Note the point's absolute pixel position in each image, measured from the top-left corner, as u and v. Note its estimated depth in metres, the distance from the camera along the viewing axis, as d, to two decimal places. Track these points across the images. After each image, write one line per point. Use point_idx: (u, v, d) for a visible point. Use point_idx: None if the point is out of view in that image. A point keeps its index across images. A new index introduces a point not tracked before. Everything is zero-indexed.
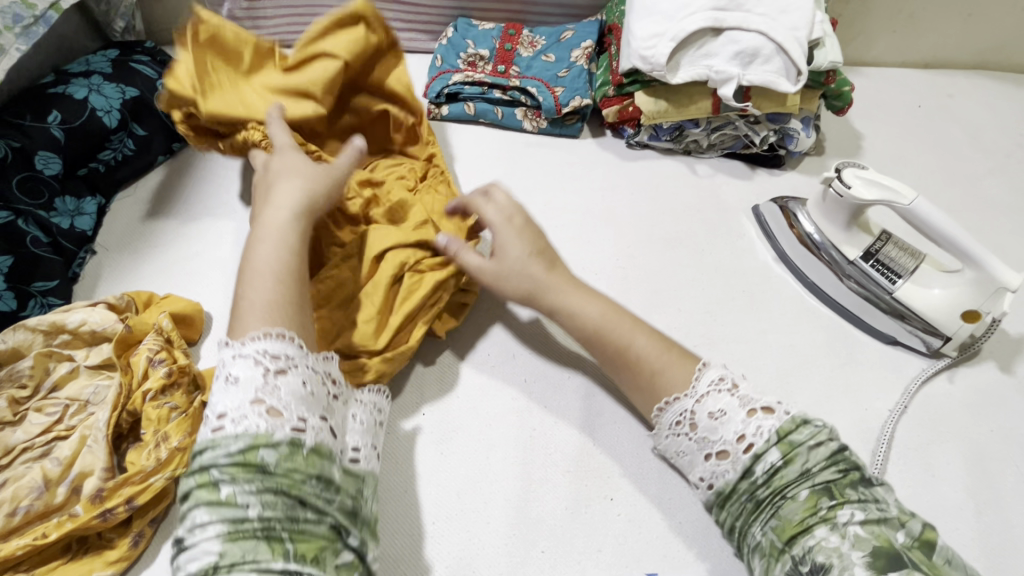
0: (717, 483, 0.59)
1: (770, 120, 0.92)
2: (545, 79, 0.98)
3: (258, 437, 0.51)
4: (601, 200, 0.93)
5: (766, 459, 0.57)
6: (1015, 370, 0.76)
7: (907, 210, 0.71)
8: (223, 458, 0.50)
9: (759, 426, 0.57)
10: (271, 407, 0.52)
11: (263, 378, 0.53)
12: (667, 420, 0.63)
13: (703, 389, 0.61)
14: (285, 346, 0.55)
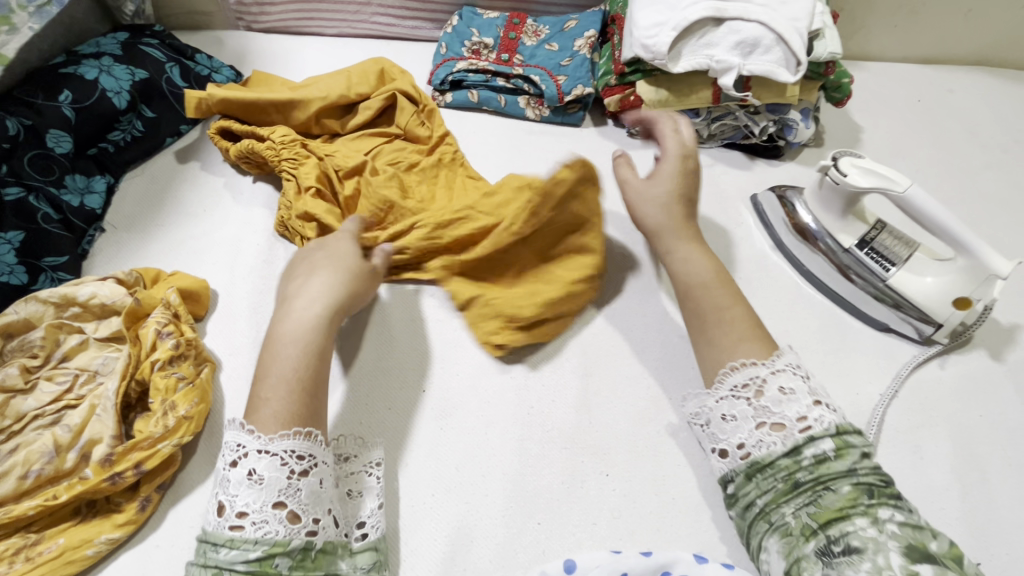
0: (756, 453, 0.59)
1: (769, 111, 0.93)
2: (549, 68, 0.99)
3: (275, 545, 0.53)
4: (602, 188, 0.95)
5: (818, 445, 0.57)
6: (1005, 358, 0.78)
7: (902, 197, 0.72)
8: (240, 564, 0.52)
9: (822, 415, 0.58)
10: (291, 512, 0.54)
11: (286, 481, 0.55)
12: (732, 383, 0.63)
13: (780, 366, 0.62)
14: (308, 446, 0.57)
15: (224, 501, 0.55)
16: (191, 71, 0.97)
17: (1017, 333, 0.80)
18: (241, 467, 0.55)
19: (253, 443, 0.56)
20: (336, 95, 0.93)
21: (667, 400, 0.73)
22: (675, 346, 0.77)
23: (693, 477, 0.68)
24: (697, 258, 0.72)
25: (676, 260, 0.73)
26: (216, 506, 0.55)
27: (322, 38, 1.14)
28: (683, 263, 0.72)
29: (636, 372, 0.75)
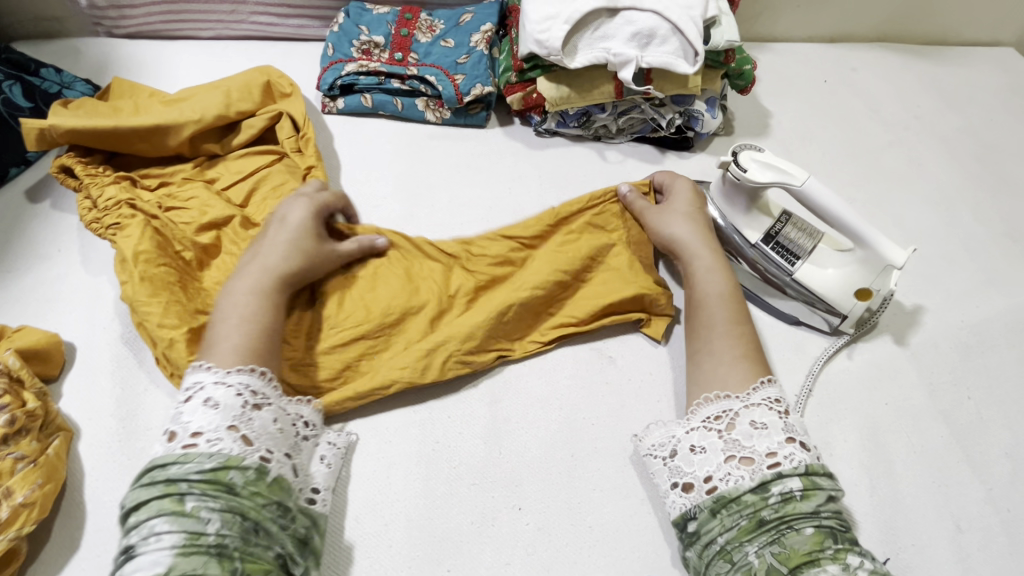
0: (723, 487, 0.57)
1: (675, 103, 0.91)
2: (445, 66, 0.92)
3: (231, 459, 0.54)
4: (510, 192, 0.90)
5: (787, 484, 0.56)
6: (909, 342, 0.79)
7: (800, 190, 0.71)
8: (195, 474, 0.53)
9: (794, 454, 0.58)
10: (246, 435, 0.56)
11: (240, 409, 0.57)
12: (704, 414, 0.63)
13: (756, 399, 0.62)
14: (262, 383, 0.60)
15: (178, 430, 0.56)
16: (36, 89, 0.86)
17: (918, 315, 0.81)
18: (195, 399, 0.57)
19: (210, 378, 0.58)
20: (212, 117, 0.83)
21: (579, 418, 0.69)
22: (587, 359, 0.74)
23: (609, 499, 0.64)
24: (707, 255, 0.74)
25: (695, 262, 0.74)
26: (168, 435, 0.56)
27: (197, 42, 1.03)
28: (698, 266, 0.74)
29: (547, 393, 0.71)
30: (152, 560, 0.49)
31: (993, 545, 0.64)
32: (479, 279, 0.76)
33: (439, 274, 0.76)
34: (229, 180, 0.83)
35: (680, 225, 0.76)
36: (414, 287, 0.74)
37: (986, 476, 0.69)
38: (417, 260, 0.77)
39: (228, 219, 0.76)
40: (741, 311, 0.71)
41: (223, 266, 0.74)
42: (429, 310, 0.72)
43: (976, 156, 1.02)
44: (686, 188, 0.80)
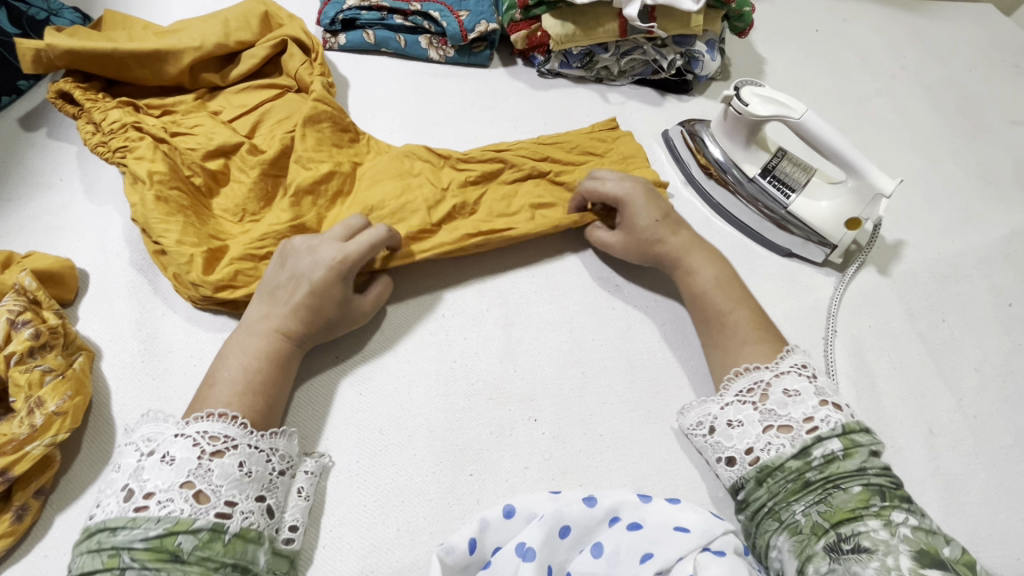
0: (766, 457, 0.57)
1: (676, 44, 0.92)
2: (448, 2, 0.92)
3: (179, 523, 0.48)
4: (514, 131, 0.91)
5: (827, 445, 0.55)
6: (891, 272, 0.84)
7: (798, 123, 0.74)
8: (138, 542, 0.47)
9: (829, 414, 0.57)
10: (199, 491, 0.50)
11: (197, 461, 0.51)
12: (737, 388, 0.62)
13: (785, 367, 0.61)
14: (226, 427, 0.54)
15: (134, 487, 0.50)
16: (22, 13, 0.82)
17: (899, 248, 0.87)
18: (155, 453, 0.52)
19: (172, 429, 0.53)
20: (212, 44, 0.82)
21: (589, 340, 0.73)
22: (595, 287, 0.77)
23: (618, 412, 0.69)
24: (705, 265, 0.71)
25: (680, 266, 0.72)
26: (123, 494, 0.50)
27: None
28: (685, 271, 0.72)
29: (557, 317, 0.74)
30: None
31: (961, 446, 0.71)
32: (470, 174, 0.80)
33: (430, 172, 0.79)
34: (233, 113, 0.82)
35: (673, 244, 0.73)
36: (405, 183, 0.77)
37: (957, 388, 0.75)
38: (405, 160, 0.80)
39: (235, 148, 0.76)
40: (738, 290, 0.70)
41: (231, 195, 0.74)
42: (428, 203, 0.76)
43: (956, 105, 1.07)
44: (640, 199, 0.74)
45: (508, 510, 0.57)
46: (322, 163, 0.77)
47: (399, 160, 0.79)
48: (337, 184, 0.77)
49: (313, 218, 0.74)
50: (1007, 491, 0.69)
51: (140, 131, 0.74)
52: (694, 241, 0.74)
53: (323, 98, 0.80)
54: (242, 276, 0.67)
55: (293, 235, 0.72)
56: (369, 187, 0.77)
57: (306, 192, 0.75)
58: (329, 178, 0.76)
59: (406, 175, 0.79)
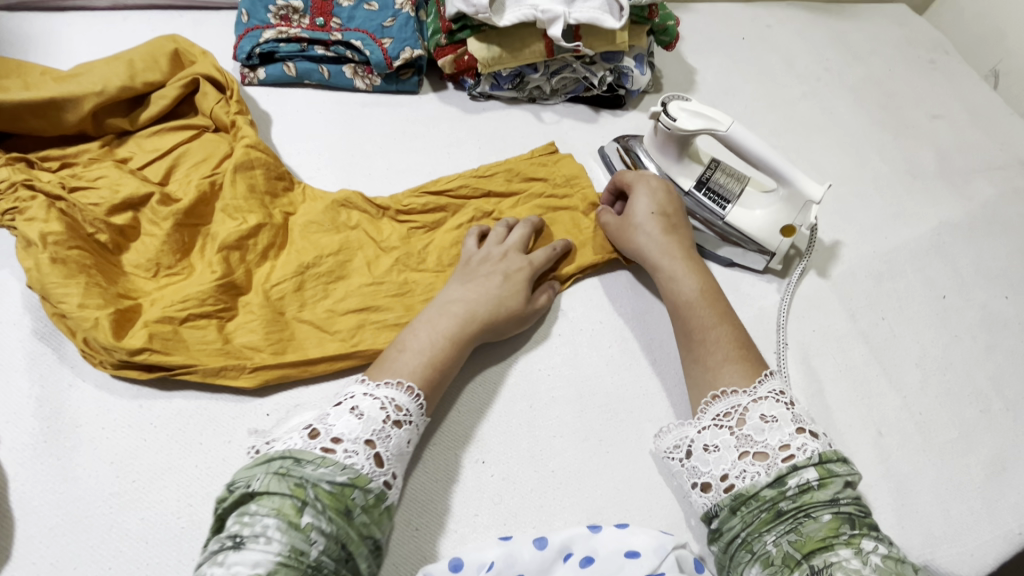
0: (740, 485, 0.56)
1: (605, 61, 0.92)
2: (370, 31, 0.89)
3: (359, 477, 0.53)
4: (448, 157, 0.89)
5: (801, 474, 0.54)
6: (830, 274, 0.85)
7: (726, 136, 0.75)
8: (326, 483, 0.52)
9: (805, 443, 0.56)
10: (380, 454, 0.55)
11: (381, 424, 0.57)
12: (714, 412, 0.61)
13: (762, 393, 0.60)
14: (406, 399, 0.59)
15: (320, 428, 0.56)
16: None
17: (837, 249, 0.88)
18: (345, 404, 0.58)
19: (360, 389, 0.59)
20: (116, 88, 0.77)
21: (536, 371, 0.71)
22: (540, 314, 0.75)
23: (569, 444, 0.66)
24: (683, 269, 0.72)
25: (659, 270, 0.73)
26: (308, 432, 0.56)
27: (91, 13, 0.94)
28: (668, 277, 0.72)
29: (501, 350, 0.72)
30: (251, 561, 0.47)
31: (910, 445, 0.72)
32: (412, 225, 0.79)
33: (368, 224, 0.78)
34: (144, 159, 0.78)
35: (647, 237, 0.75)
36: (342, 236, 0.76)
37: (901, 385, 0.76)
38: (342, 210, 0.78)
39: (144, 198, 0.71)
40: (721, 306, 0.70)
41: (143, 249, 0.70)
42: (368, 257, 0.75)
43: (879, 103, 1.10)
44: (656, 189, 0.78)
45: (454, 564, 0.54)
46: (249, 214, 0.74)
47: (337, 210, 0.77)
48: (267, 237, 0.74)
49: (242, 274, 0.70)
50: (956, 485, 0.69)
51: (32, 189, 0.68)
52: (673, 241, 0.75)
53: (255, 144, 0.77)
54: (159, 340, 0.64)
55: (218, 294, 0.68)
56: (304, 239, 0.75)
57: (233, 247, 0.71)
58: (259, 231, 0.73)
59: (344, 227, 0.77)
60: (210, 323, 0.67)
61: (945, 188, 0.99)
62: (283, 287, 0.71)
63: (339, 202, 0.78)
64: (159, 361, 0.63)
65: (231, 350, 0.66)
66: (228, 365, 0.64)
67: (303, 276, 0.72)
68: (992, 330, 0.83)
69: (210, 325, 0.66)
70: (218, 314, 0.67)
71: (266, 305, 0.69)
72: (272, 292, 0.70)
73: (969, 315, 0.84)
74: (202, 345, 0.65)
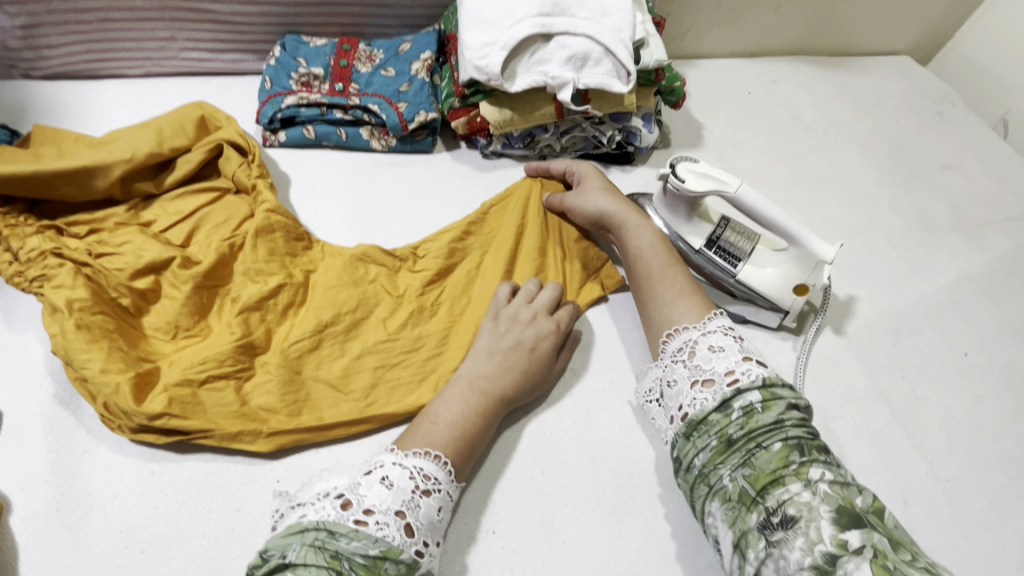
0: (692, 412, 0.59)
1: (613, 120, 0.94)
2: (387, 95, 0.93)
3: (391, 550, 0.52)
4: (461, 214, 0.91)
5: (745, 397, 0.57)
6: (846, 331, 0.84)
7: (734, 197, 0.75)
8: (360, 556, 0.51)
9: (749, 368, 0.59)
10: (410, 524, 0.55)
11: (411, 494, 0.56)
12: (671, 349, 0.65)
13: (712, 328, 0.64)
14: (435, 468, 0.59)
15: (351, 498, 0.55)
16: None
17: (852, 304, 0.87)
18: (375, 474, 0.57)
19: (389, 457, 0.59)
20: (144, 154, 0.80)
21: (548, 435, 0.70)
22: None
23: (582, 512, 0.65)
24: (635, 218, 0.78)
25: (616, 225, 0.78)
26: (340, 502, 0.55)
27: (125, 81, 1.00)
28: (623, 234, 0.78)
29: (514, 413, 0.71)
30: None
31: (938, 514, 0.69)
32: (426, 276, 0.79)
33: (386, 279, 0.79)
34: (168, 221, 0.80)
35: (599, 199, 0.79)
36: (360, 291, 0.76)
37: (925, 449, 0.74)
38: (361, 264, 0.79)
39: (167, 262, 0.73)
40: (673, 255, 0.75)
41: (164, 311, 0.72)
42: (384, 313, 0.75)
43: (888, 155, 1.11)
44: (588, 169, 0.84)
45: None
46: (271, 276, 0.76)
47: (354, 265, 0.79)
48: (287, 296, 0.75)
49: (261, 334, 0.71)
50: (991, 560, 0.66)
51: (61, 257, 0.71)
52: (621, 199, 0.80)
53: (276, 209, 0.79)
54: (178, 404, 0.64)
55: (237, 355, 0.69)
56: (323, 295, 0.75)
57: (253, 308, 0.73)
58: (279, 291, 0.75)
59: (364, 282, 0.78)
60: (228, 384, 0.67)
61: (960, 240, 0.99)
62: (301, 345, 0.71)
63: (360, 259, 0.79)
64: (178, 426, 0.63)
65: (248, 412, 0.66)
66: (244, 430, 0.64)
67: (319, 334, 0.72)
68: (1018, 389, 0.81)
69: (228, 387, 0.67)
70: (236, 375, 0.68)
71: (283, 365, 0.69)
72: (290, 351, 0.71)
73: (992, 373, 0.82)
74: (219, 408, 0.65)
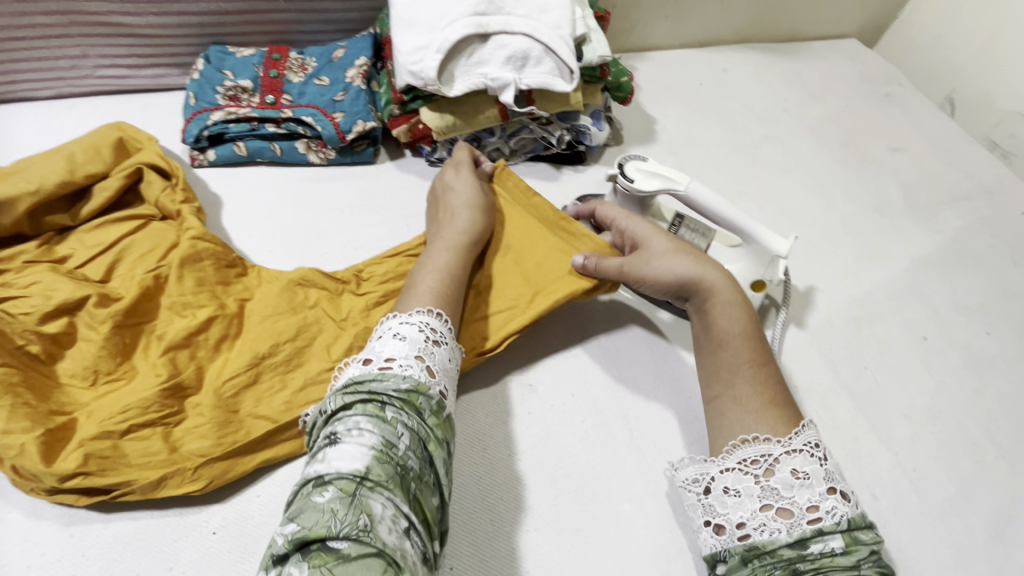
0: (758, 537, 0.53)
1: (561, 120, 0.91)
2: (321, 105, 0.87)
3: (420, 385, 0.56)
4: (407, 227, 0.87)
5: (827, 542, 0.51)
6: (807, 323, 0.83)
7: (685, 195, 0.73)
8: (394, 391, 0.54)
9: (835, 506, 0.52)
10: (430, 367, 0.58)
11: (423, 342, 0.60)
12: (740, 456, 0.57)
13: (797, 445, 0.56)
14: (435, 322, 0.63)
15: (371, 356, 0.58)
16: None
17: (811, 295, 0.86)
18: (388, 332, 0.61)
19: (395, 320, 0.62)
20: (52, 185, 0.74)
21: (504, 457, 0.67)
22: (505, 391, 0.72)
23: (544, 538, 0.62)
24: (723, 286, 0.67)
25: (701, 297, 0.67)
26: (362, 360, 0.58)
27: (34, 104, 0.92)
28: (706, 309, 0.67)
29: (467, 437, 0.68)
30: (350, 454, 0.50)
31: (906, 508, 0.68)
32: (371, 298, 0.75)
33: (327, 302, 0.74)
34: (84, 255, 0.74)
35: (675, 265, 0.68)
36: (300, 318, 0.72)
37: (890, 441, 0.73)
38: (300, 289, 0.74)
39: (80, 303, 0.68)
40: (761, 342, 0.65)
41: (78, 357, 0.66)
42: (327, 339, 0.71)
43: (840, 140, 1.10)
44: (648, 230, 0.72)
45: None
46: (200, 309, 0.71)
47: (292, 288, 0.74)
48: (219, 329, 0.70)
49: (191, 373, 0.66)
50: (960, 551, 0.65)
51: None
52: (698, 258, 0.69)
53: (202, 236, 0.74)
54: (96, 461, 0.59)
55: (163, 399, 0.64)
56: (259, 325, 0.71)
57: (181, 345, 0.68)
58: (210, 324, 0.70)
59: (304, 305, 0.73)
60: (154, 432, 0.62)
61: (913, 222, 0.99)
62: (236, 382, 0.66)
63: (298, 283, 0.74)
64: (95, 485, 0.58)
65: (177, 460, 0.61)
66: (168, 477, 0.59)
67: (257, 365, 0.67)
68: (978, 372, 0.81)
69: (154, 434, 0.62)
70: (164, 421, 0.63)
71: (216, 405, 0.64)
72: (224, 389, 0.65)
73: (952, 357, 0.82)
74: (144, 458, 0.60)
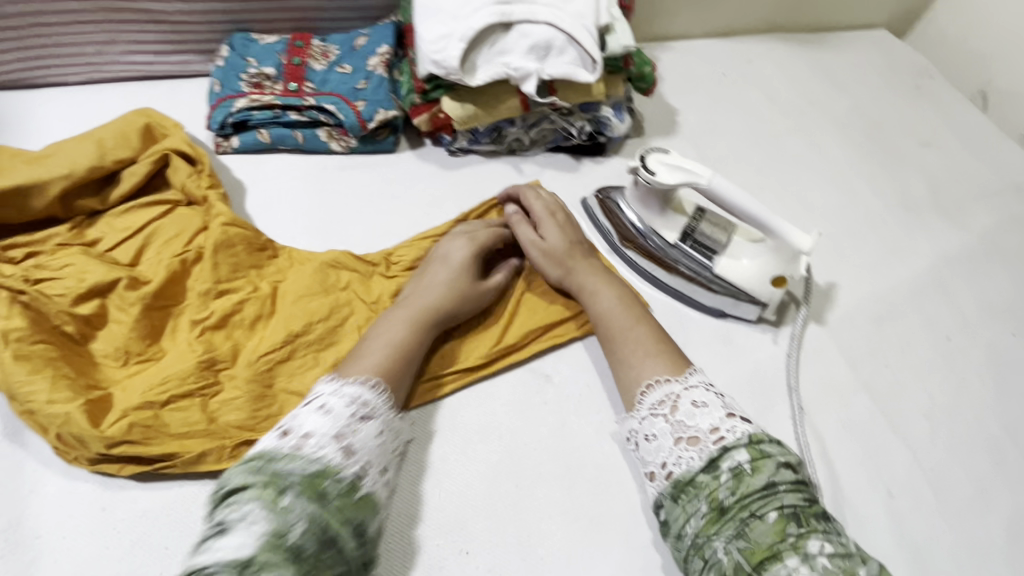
0: (677, 471, 0.57)
1: (582, 110, 0.90)
2: (343, 93, 0.88)
3: (329, 468, 0.54)
4: (426, 216, 0.87)
5: (733, 457, 0.55)
6: (827, 320, 0.82)
7: (707, 188, 0.72)
8: (297, 473, 0.52)
9: (734, 425, 0.58)
10: (348, 447, 0.56)
11: (346, 420, 0.57)
12: (651, 401, 0.62)
13: (693, 382, 0.63)
14: (369, 395, 0.60)
15: (291, 426, 0.56)
16: None
17: (832, 291, 0.85)
18: (311, 404, 0.58)
19: (327, 387, 0.60)
20: (84, 168, 0.76)
21: (521, 446, 0.68)
22: (522, 381, 0.72)
23: (558, 526, 0.63)
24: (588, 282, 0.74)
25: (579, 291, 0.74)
26: (280, 431, 0.56)
27: (64, 88, 0.94)
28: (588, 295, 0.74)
29: (484, 425, 0.69)
30: (224, 548, 0.48)
31: (922, 507, 0.67)
32: (402, 282, 0.77)
33: (359, 284, 0.76)
34: (114, 239, 0.76)
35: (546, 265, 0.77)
36: (332, 299, 0.73)
37: (909, 439, 0.72)
38: (333, 271, 0.76)
39: (112, 285, 0.70)
40: (645, 321, 0.70)
41: (110, 337, 0.68)
42: (360, 320, 0.73)
43: (866, 134, 1.08)
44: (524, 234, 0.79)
45: None
46: (235, 292, 0.72)
47: (327, 271, 0.75)
48: (253, 309, 0.72)
49: (227, 350, 0.68)
50: (976, 551, 0.65)
51: None
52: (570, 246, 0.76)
53: (232, 221, 0.76)
54: (139, 429, 0.62)
55: (201, 371, 0.66)
56: (294, 305, 0.72)
57: (218, 326, 0.70)
58: (244, 304, 0.71)
59: (337, 286, 0.75)
60: (192, 403, 0.64)
61: (940, 219, 0.97)
62: (271, 357, 0.68)
63: (332, 264, 0.76)
64: (136, 452, 0.61)
65: (216, 430, 0.63)
66: (208, 450, 0.62)
67: (291, 342, 0.69)
68: (1001, 373, 0.79)
69: (193, 405, 0.64)
70: (201, 393, 0.65)
71: (252, 379, 0.66)
72: (259, 364, 0.67)
73: (975, 357, 0.80)
74: (184, 428, 0.63)
